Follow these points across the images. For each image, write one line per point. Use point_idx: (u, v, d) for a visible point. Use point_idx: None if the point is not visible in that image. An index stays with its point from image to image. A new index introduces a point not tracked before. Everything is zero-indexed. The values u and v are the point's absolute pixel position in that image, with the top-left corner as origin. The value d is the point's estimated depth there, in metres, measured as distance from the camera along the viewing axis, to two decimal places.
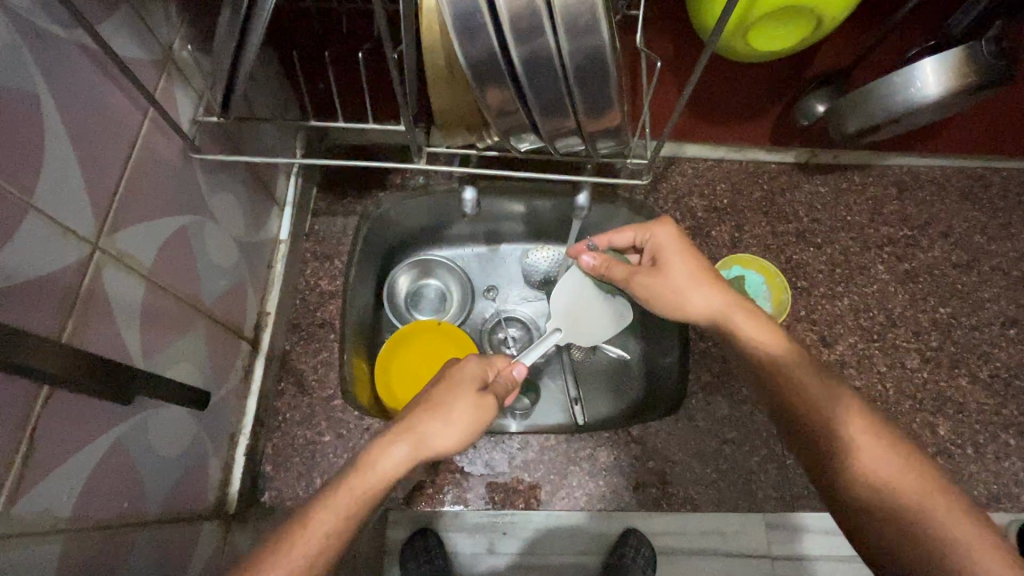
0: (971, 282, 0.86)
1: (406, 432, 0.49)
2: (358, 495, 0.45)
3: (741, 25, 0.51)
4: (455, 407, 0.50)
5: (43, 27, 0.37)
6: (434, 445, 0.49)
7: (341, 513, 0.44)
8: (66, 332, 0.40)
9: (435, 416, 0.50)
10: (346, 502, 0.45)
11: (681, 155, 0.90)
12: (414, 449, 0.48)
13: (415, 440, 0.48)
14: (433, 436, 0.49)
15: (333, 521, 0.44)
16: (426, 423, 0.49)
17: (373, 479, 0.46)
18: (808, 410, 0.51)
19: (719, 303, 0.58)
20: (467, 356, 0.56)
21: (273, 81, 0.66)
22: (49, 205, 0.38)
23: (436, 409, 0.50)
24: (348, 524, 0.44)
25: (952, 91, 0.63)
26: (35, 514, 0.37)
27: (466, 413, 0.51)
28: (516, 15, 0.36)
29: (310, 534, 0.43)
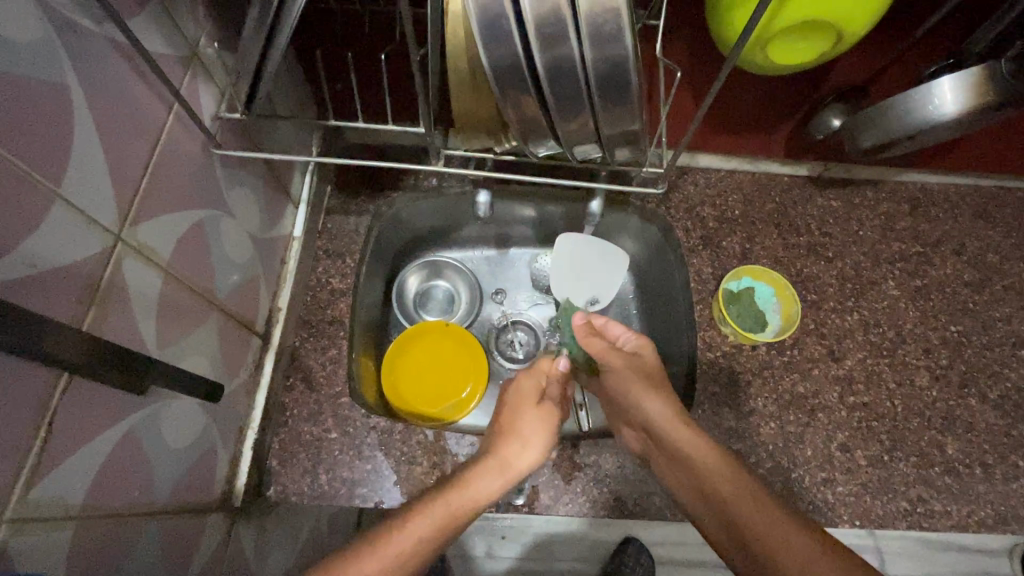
0: (983, 301, 0.86)
1: (494, 457, 0.52)
2: (457, 507, 0.46)
3: (762, 38, 0.52)
4: (529, 424, 0.56)
5: (76, 20, 0.38)
6: (521, 462, 0.53)
7: (440, 518, 0.45)
8: (87, 319, 0.40)
9: (516, 438, 0.55)
10: (444, 513, 0.45)
11: (694, 164, 0.88)
12: (504, 475, 0.51)
13: (507, 467, 0.52)
14: (518, 456, 0.53)
15: (434, 525, 0.44)
16: (509, 445, 0.54)
17: (469, 496, 0.48)
18: (728, 497, 0.50)
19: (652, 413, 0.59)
20: (521, 375, 0.62)
21: (293, 80, 0.67)
22: (76, 196, 0.39)
23: (520, 431, 0.55)
24: (445, 532, 0.45)
25: (971, 109, 0.62)
26: (49, 500, 0.38)
27: (539, 428, 0.56)
28: (543, 23, 0.37)
29: (408, 536, 0.43)
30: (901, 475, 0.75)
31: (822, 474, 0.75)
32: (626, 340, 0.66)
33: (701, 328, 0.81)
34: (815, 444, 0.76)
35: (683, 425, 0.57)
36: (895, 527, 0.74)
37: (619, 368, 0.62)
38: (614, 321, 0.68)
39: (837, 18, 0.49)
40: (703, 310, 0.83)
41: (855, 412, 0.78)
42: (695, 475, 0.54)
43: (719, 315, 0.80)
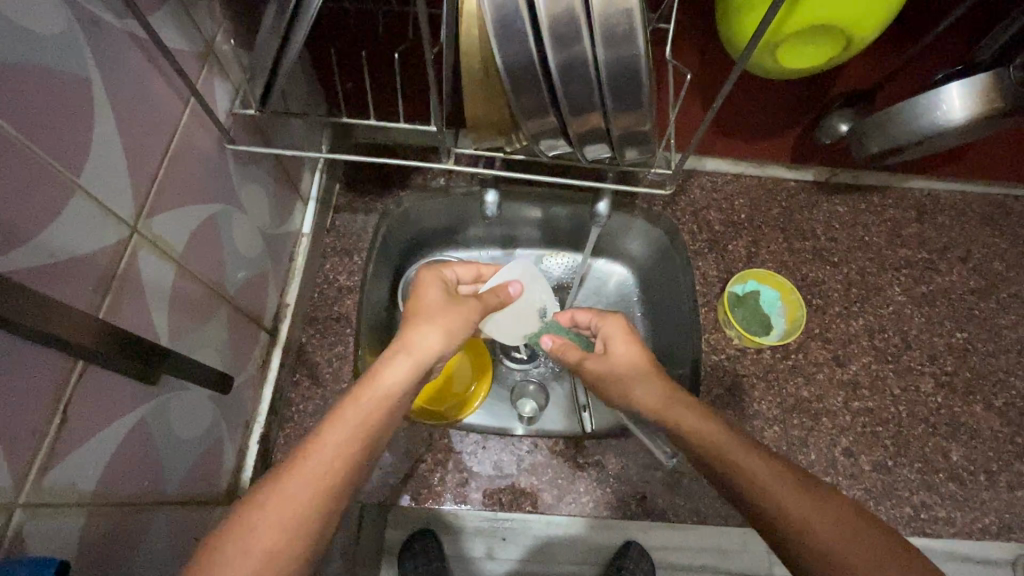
0: (989, 308, 0.86)
1: (404, 345, 0.50)
2: (367, 407, 0.46)
3: (772, 42, 0.52)
4: (437, 316, 0.53)
5: (100, 15, 0.39)
6: (431, 338, 0.51)
7: (353, 424, 0.44)
8: (103, 308, 0.41)
9: (419, 322, 0.52)
10: (356, 420, 0.44)
11: (700, 169, 0.90)
12: (411, 359, 0.49)
13: (412, 352, 0.50)
14: (422, 338, 0.50)
15: (347, 431, 0.44)
16: (416, 326, 0.51)
17: (380, 393, 0.47)
18: (764, 489, 0.46)
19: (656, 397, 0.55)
20: (420, 277, 0.57)
21: (306, 79, 0.67)
22: (95, 187, 0.39)
23: (431, 304, 0.54)
24: (364, 434, 0.44)
25: (976, 117, 0.62)
26: (62, 486, 0.38)
27: (452, 315, 0.53)
28: (556, 23, 0.37)
29: (324, 446, 0.42)
30: (905, 481, 0.75)
31: (825, 478, 0.75)
32: (617, 347, 0.60)
33: (706, 330, 0.81)
34: (819, 448, 0.76)
35: (684, 407, 0.54)
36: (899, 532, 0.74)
37: (619, 369, 0.59)
38: (579, 307, 0.65)
39: (847, 22, 0.49)
40: (708, 313, 0.83)
41: (860, 417, 0.78)
42: (718, 469, 0.48)
43: (724, 318, 0.80)
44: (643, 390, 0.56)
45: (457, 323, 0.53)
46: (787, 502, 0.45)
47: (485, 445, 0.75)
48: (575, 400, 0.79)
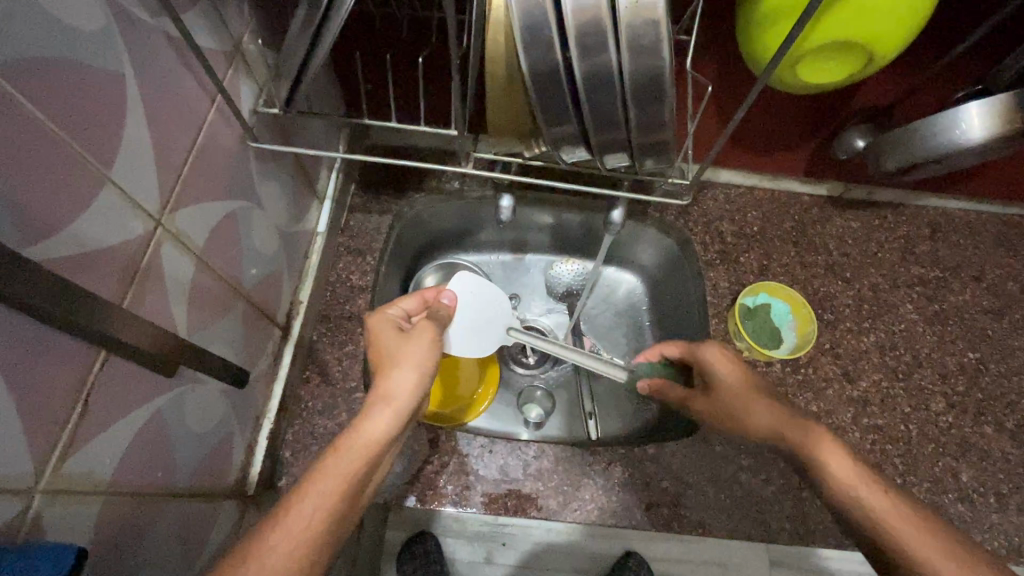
0: (1002, 329, 0.85)
1: (380, 397, 0.48)
2: (350, 457, 0.44)
3: (793, 58, 0.52)
4: (405, 355, 0.52)
5: (136, 13, 0.39)
6: (405, 382, 0.50)
7: (337, 479, 0.42)
8: (126, 299, 0.42)
9: (392, 367, 0.51)
10: (336, 476, 0.43)
11: (714, 180, 0.91)
12: (389, 407, 0.48)
13: (390, 401, 0.48)
14: (394, 383, 0.49)
15: (332, 485, 0.42)
16: (388, 372, 0.50)
17: (360, 442, 0.45)
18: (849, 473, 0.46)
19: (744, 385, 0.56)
20: (374, 319, 0.57)
21: (328, 80, 0.68)
22: (124, 180, 0.40)
23: (393, 346, 0.53)
24: (348, 489, 0.43)
25: (997, 136, 0.62)
26: (80, 473, 0.39)
27: (421, 350, 0.53)
28: (583, 32, 0.38)
29: (305, 501, 0.41)
30: None
31: None
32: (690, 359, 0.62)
33: (716, 342, 0.81)
34: None
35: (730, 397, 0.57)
36: None
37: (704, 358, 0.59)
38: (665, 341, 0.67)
39: (868, 40, 0.49)
40: (718, 324, 0.83)
41: (869, 434, 0.77)
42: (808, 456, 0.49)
43: (734, 329, 0.80)
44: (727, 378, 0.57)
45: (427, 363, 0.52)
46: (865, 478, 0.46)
47: (491, 449, 0.74)
48: (582, 408, 0.84)
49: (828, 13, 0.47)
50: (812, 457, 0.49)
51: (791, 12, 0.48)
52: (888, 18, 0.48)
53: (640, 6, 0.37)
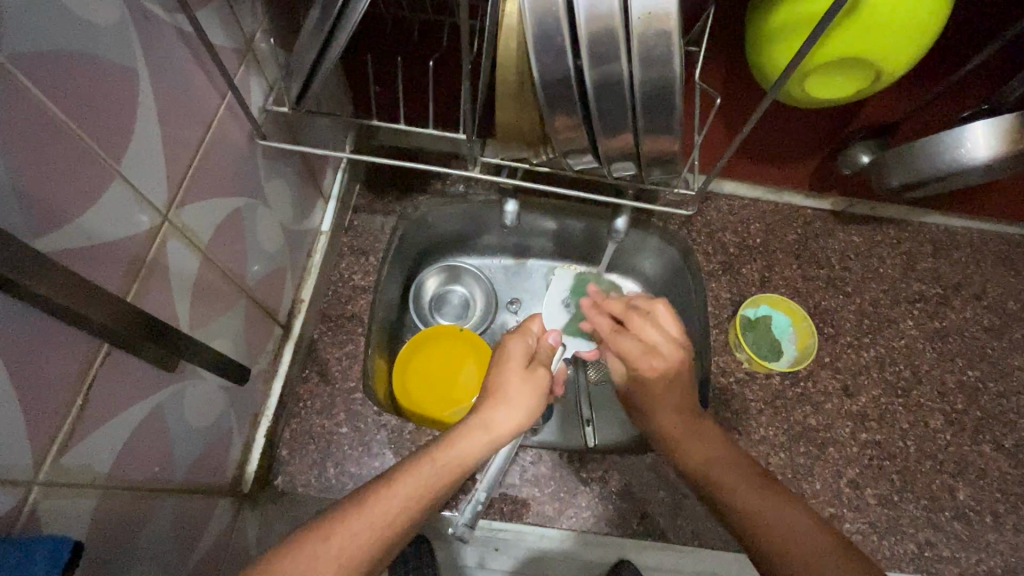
0: (1002, 348, 0.85)
1: (479, 421, 0.54)
2: (440, 469, 0.49)
3: (802, 73, 0.53)
4: (514, 392, 0.57)
5: (151, 9, 0.40)
6: (507, 422, 0.55)
7: (424, 484, 0.48)
8: (131, 294, 0.42)
9: (499, 401, 0.56)
10: (420, 485, 0.48)
11: (718, 191, 0.91)
12: (487, 438, 0.53)
13: (487, 431, 0.54)
14: (492, 419, 0.55)
15: (416, 486, 0.47)
16: (496, 407, 0.56)
17: (454, 460, 0.50)
18: (713, 474, 0.55)
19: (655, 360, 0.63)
20: (510, 337, 0.63)
21: (337, 80, 0.69)
22: (133, 174, 0.40)
23: (511, 382, 0.58)
24: (430, 497, 0.48)
25: (1001, 155, 0.62)
26: (79, 466, 0.39)
27: (522, 396, 0.57)
28: (595, 41, 0.38)
29: (394, 495, 0.46)
30: (911, 518, 0.74)
31: (829, 509, 0.74)
32: (665, 345, 0.63)
33: (716, 352, 0.81)
34: (825, 478, 0.75)
35: (676, 406, 0.61)
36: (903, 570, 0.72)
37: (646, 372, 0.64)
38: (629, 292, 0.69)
39: (876, 57, 0.49)
40: (719, 335, 0.83)
41: (867, 449, 0.77)
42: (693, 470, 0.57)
43: (734, 340, 0.80)
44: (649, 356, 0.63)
45: (529, 413, 0.57)
46: (729, 481, 0.53)
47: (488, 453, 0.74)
48: (579, 414, 0.84)
49: (838, 28, 0.47)
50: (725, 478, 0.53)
51: (802, 25, 0.48)
52: (897, 36, 0.48)
53: (652, 16, 0.37)
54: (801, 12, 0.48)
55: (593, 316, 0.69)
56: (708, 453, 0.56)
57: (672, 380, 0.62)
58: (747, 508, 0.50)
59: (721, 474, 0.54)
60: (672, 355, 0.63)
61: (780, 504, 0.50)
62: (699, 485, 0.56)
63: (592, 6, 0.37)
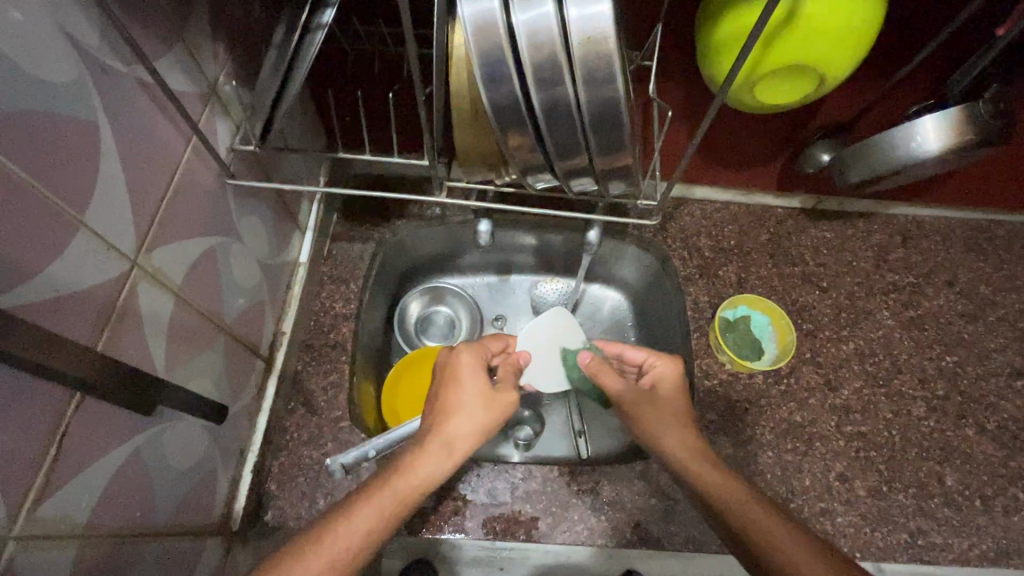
0: (977, 331, 0.87)
1: (438, 440, 0.53)
2: (400, 497, 0.49)
3: (748, 80, 0.55)
4: (473, 405, 0.56)
5: (109, 63, 0.41)
6: (467, 437, 0.55)
7: (383, 512, 0.48)
8: (101, 341, 0.42)
9: (457, 415, 0.55)
10: (379, 516, 0.48)
11: (690, 198, 0.93)
12: (449, 458, 0.53)
13: (450, 451, 0.53)
14: (450, 439, 0.54)
15: (375, 516, 0.47)
16: (455, 421, 0.55)
17: (414, 484, 0.50)
18: (730, 502, 0.54)
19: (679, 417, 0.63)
20: (466, 346, 0.61)
21: (305, 115, 0.70)
22: (99, 224, 0.41)
23: (471, 398, 0.57)
24: (389, 523, 0.48)
25: (950, 148, 0.64)
26: (56, 517, 0.39)
27: (483, 408, 0.56)
28: (539, 67, 0.39)
29: (353, 525, 0.47)
30: (901, 506, 0.75)
31: (820, 504, 0.74)
32: (669, 401, 0.64)
33: (698, 356, 0.82)
34: (813, 473, 0.76)
35: (705, 457, 0.59)
36: (897, 560, 0.72)
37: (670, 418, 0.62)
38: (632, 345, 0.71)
39: (816, 60, 0.51)
40: (700, 338, 0.84)
41: (853, 441, 0.78)
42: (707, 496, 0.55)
43: (716, 344, 0.82)
44: (675, 403, 0.64)
45: (488, 423, 0.57)
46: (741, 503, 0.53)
47: (478, 473, 0.74)
48: (571, 426, 0.86)
49: (773, 37, 0.50)
50: (743, 500, 0.54)
51: (742, 36, 0.51)
52: (835, 40, 0.50)
53: (591, 41, 0.38)
54: (739, 23, 0.50)
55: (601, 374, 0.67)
56: (715, 476, 0.56)
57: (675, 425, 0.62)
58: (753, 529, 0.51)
59: (738, 505, 0.53)
60: (679, 411, 0.63)
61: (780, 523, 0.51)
62: (759, 564, 0.50)
63: (533, 34, 0.38)
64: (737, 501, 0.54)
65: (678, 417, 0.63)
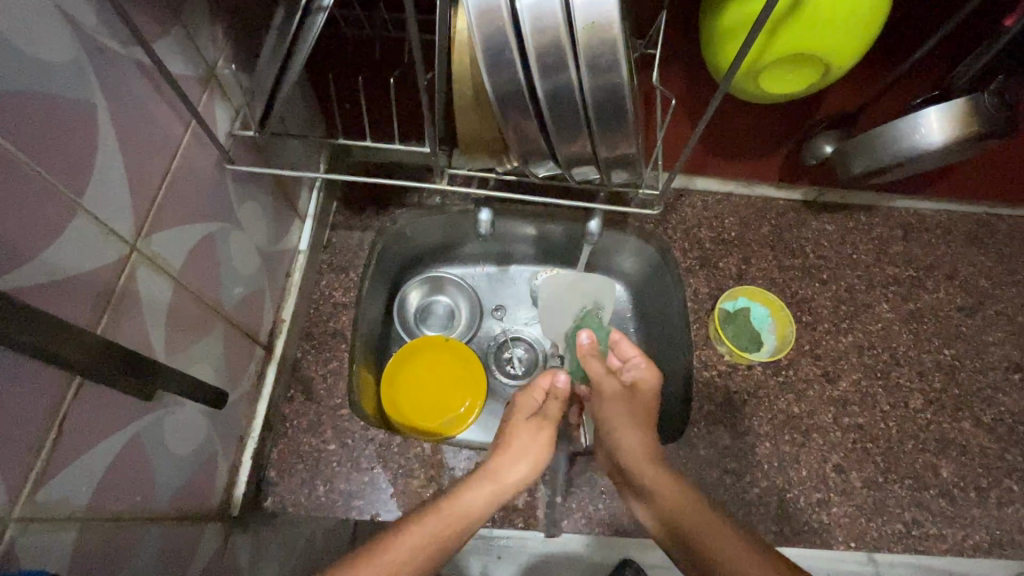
0: (975, 325, 0.87)
1: (488, 472, 0.56)
2: (450, 516, 0.50)
3: (752, 69, 0.54)
4: (525, 443, 0.60)
5: (106, 44, 0.40)
6: (516, 475, 0.57)
7: (434, 531, 0.48)
8: (101, 325, 0.42)
9: (510, 453, 0.58)
10: (433, 535, 0.47)
11: (691, 188, 0.93)
12: (494, 487, 0.55)
13: (500, 482, 0.55)
14: (497, 472, 0.56)
15: (428, 536, 0.47)
16: (508, 459, 0.58)
17: (463, 508, 0.51)
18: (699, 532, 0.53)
19: (643, 420, 0.67)
20: (522, 396, 0.66)
21: (304, 102, 0.69)
22: (97, 208, 0.41)
23: (520, 436, 0.60)
24: (440, 544, 0.47)
25: (957, 139, 0.64)
26: (56, 499, 0.39)
27: (532, 446, 0.60)
28: (543, 52, 0.39)
29: (403, 546, 0.45)
30: (897, 497, 0.75)
31: (816, 494, 0.75)
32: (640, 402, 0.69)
33: (697, 347, 0.82)
34: (810, 464, 0.76)
35: (654, 468, 0.62)
36: (892, 550, 0.73)
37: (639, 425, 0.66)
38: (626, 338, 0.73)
39: (822, 49, 0.51)
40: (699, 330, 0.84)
41: (849, 433, 0.78)
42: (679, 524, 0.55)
43: (714, 334, 0.82)
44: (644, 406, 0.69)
45: (535, 462, 0.59)
46: (708, 527, 0.53)
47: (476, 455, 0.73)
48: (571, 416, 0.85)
49: (777, 27, 0.49)
50: (714, 529, 0.53)
51: (746, 25, 0.50)
52: (841, 29, 0.49)
53: (596, 26, 0.38)
54: (744, 11, 0.50)
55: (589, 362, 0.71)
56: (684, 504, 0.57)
57: (640, 433, 0.65)
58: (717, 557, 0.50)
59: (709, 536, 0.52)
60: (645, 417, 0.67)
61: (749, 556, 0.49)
62: None
63: (537, 19, 0.38)
64: (711, 535, 0.52)
65: (645, 422, 0.67)
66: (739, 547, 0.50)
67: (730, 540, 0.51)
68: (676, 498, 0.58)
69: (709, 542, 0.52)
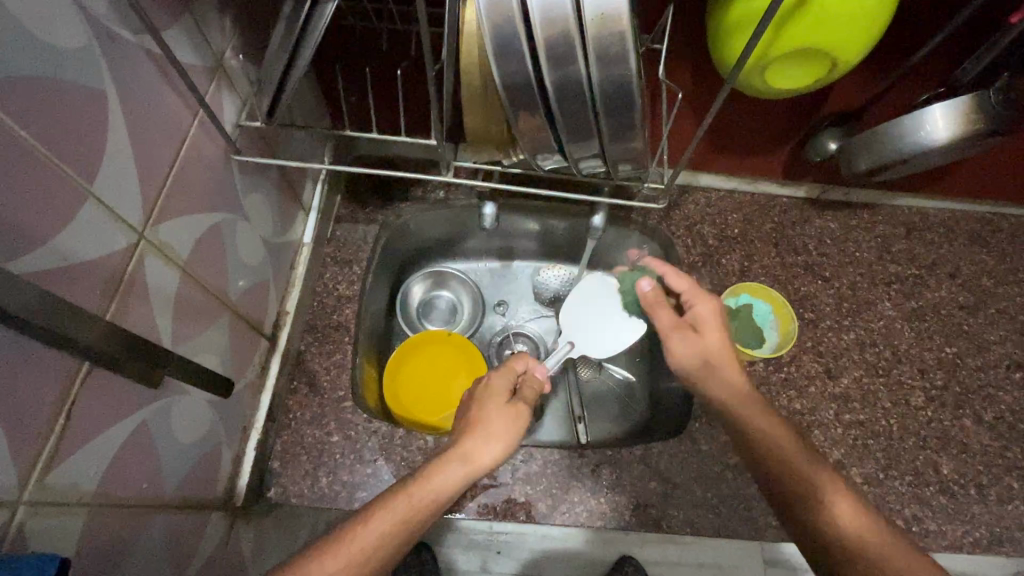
0: (978, 323, 0.87)
1: (455, 452, 0.52)
2: (412, 505, 0.48)
3: (759, 64, 0.54)
4: (495, 421, 0.55)
5: (116, 32, 0.40)
6: (490, 455, 0.53)
7: (395, 520, 0.47)
8: (110, 312, 0.42)
9: (479, 432, 0.54)
10: (394, 525, 0.47)
11: (694, 185, 0.93)
12: (463, 471, 0.51)
13: (469, 463, 0.52)
14: (462, 452, 0.52)
15: (388, 526, 0.47)
16: (477, 439, 0.53)
17: (427, 494, 0.49)
18: (787, 467, 0.53)
19: (728, 353, 0.60)
20: (494, 372, 0.61)
21: (310, 94, 0.69)
22: (106, 195, 0.41)
23: (489, 412, 0.55)
24: (401, 533, 0.47)
25: (961, 136, 0.65)
26: (64, 484, 0.39)
27: (503, 424, 0.55)
28: (552, 43, 0.39)
29: (367, 535, 0.46)
30: (897, 494, 0.75)
31: None
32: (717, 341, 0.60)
33: None
34: None
35: (756, 407, 0.57)
36: None
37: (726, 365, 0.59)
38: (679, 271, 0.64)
39: (829, 45, 0.51)
40: None
41: (850, 429, 0.78)
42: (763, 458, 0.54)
43: None
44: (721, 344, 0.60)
45: (509, 440, 0.55)
46: (800, 465, 0.52)
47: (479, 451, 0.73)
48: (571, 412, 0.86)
49: (784, 21, 0.49)
50: (806, 467, 0.52)
51: (753, 19, 0.50)
52: (848, 24, 0.49)
53: (605, 17, 0.38)
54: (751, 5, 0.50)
55: (656, 309, 0.64)
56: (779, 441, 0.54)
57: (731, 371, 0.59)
58: (805, 496, 0.50)
59: (794, 473, 0.52)
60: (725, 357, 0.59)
61: (835, 495, 0.50)
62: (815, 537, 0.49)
63: (546, 10, 0.38)
64: (812, 474, 0.51)
65: (731, 356, 0.59)
66: (829, 484, 0.51)
67: (816, 478, 0.51)
68: (769, 432, 0.55)
69: (799, 479, 0.52)
